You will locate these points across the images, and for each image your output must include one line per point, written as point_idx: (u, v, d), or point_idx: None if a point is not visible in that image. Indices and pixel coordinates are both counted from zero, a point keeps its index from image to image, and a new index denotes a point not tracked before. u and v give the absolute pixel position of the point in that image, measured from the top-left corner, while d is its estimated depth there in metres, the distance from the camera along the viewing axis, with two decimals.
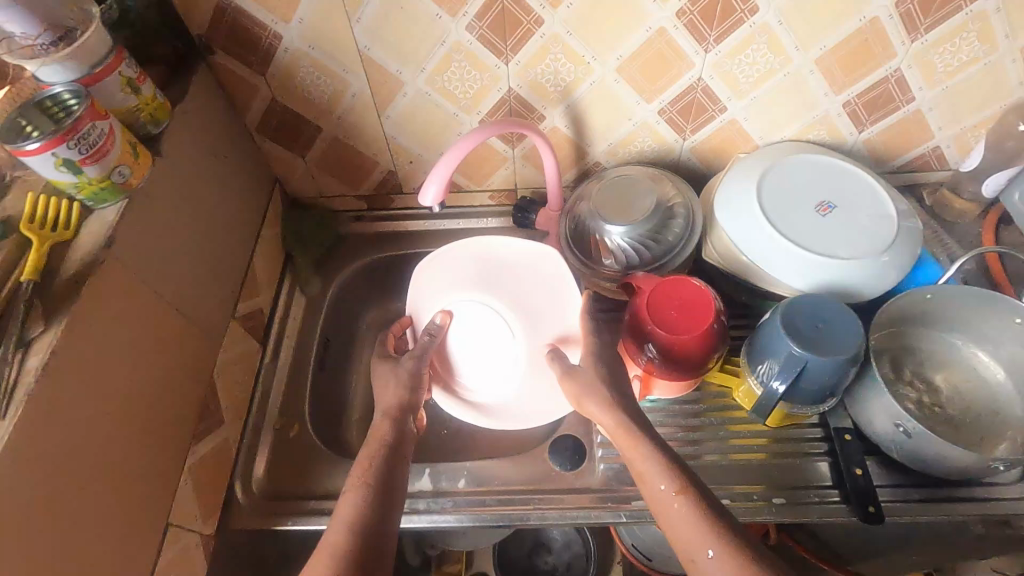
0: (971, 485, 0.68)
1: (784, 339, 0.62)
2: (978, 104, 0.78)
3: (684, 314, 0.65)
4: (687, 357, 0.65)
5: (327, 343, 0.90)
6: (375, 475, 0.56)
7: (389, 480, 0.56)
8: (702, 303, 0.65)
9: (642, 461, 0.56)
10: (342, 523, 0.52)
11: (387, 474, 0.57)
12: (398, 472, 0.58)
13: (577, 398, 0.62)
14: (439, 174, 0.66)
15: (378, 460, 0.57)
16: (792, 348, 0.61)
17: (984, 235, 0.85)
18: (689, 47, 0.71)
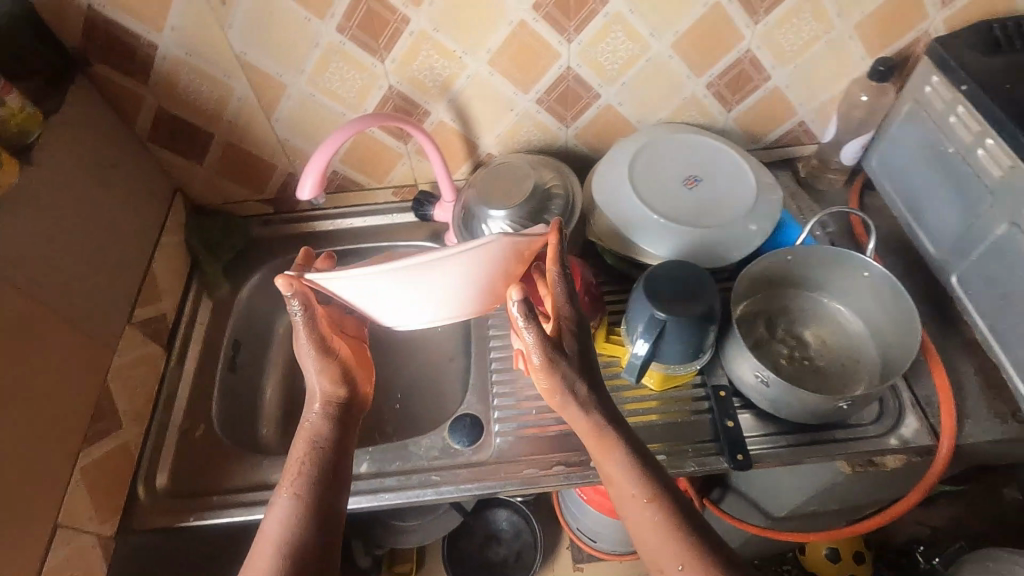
0: (835, 428, 0.73)
1: (651, 304, 0.67)
2: (828, 79, 0.84)
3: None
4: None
5: (238, 344, 0.91)
6: (322, 455, 0.57)
7: (336, 457, 0.58)
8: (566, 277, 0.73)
9: (612, 467, 0.56)
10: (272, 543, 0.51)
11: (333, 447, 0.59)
12: (343, 446, 0.59)
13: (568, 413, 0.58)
14: (314, 167, 0.68)
15: (328, 444, 0.58)
16: (654, 311, 0.66)
17: (850, 201, 0.91)
18: (552, 37, 0.76)
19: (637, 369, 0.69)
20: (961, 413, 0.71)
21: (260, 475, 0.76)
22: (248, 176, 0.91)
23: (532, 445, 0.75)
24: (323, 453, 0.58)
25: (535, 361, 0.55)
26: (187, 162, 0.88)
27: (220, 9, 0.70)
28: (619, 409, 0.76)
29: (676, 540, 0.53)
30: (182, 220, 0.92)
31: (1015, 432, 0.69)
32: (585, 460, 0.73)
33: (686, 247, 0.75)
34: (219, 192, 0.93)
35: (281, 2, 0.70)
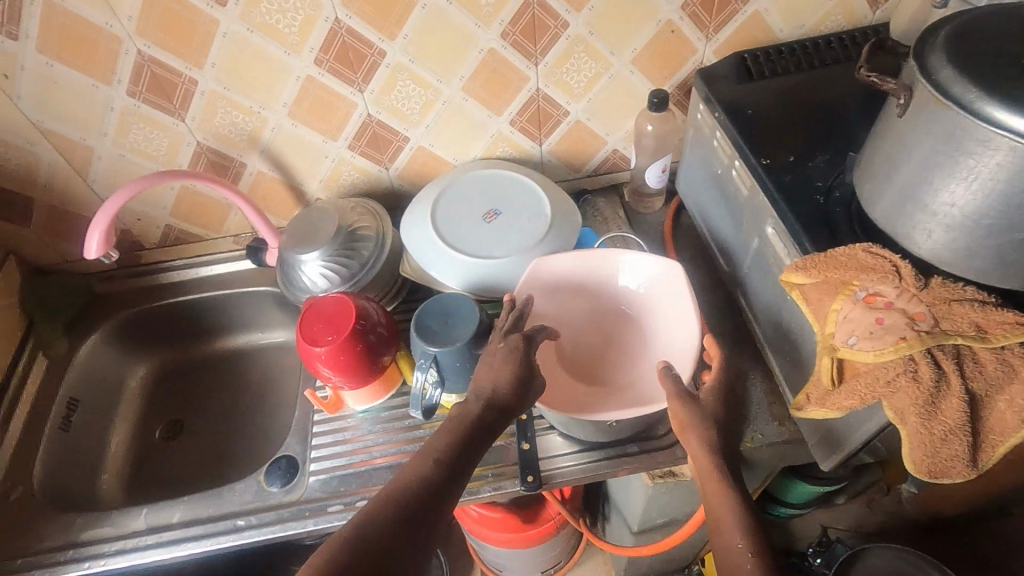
0: (628, 442, 0.76)
1: (419, 339, 0.69)
2: (623, 110, 0.90)
3: (335, 327, 0.71)
4: (357, 363, 0.72)
5: (75, 402, 0.92)
6: (454, 445, 0.59)
7: (474, 443, 0.60)
8: (348, 310, 0.72)
9: (722, 502, 0.58)
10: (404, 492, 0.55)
11: (470, 437, 0.59)
12: (481, 435, 0.60)
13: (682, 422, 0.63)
14: (98, 223, 0.70)
15: (472, 431, 0.60)
16: (426, 347, 0.69)
17: (665, 221, 0.96)
18: (343, 89, 0.80)
19: (425, 409, 0.71)
20: (744, 419, 0.74)
21: (74, 534, 0.76)
22: (79, 236, 0.93)
23: (340, 482, 0.76)
24: (466, 437, 0.59)
25: (693, 444, 0.63)
26: (12, 226, 0.89)
27: (4, 82, 0.73)
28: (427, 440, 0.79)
29: (743, 520, 0.56)
30: (16, 282, 0.93)
31: (791, 433, 0.72)
32: None
33: (478, 278, 0.78)
34: (55, 253, 0.95)
35: (64, 72, 0.73)
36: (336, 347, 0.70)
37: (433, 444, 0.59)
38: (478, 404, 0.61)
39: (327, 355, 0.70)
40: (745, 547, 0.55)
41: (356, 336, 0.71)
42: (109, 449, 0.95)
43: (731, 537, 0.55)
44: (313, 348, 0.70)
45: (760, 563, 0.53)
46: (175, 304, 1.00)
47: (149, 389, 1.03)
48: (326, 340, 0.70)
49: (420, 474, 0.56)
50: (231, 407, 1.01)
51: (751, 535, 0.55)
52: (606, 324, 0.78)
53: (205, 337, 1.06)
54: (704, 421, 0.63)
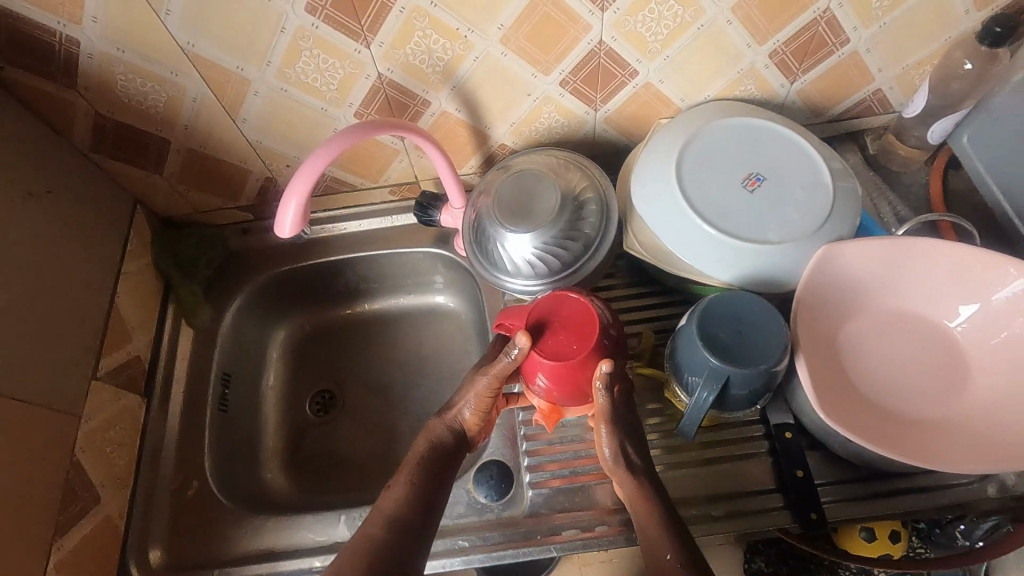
0: (918, 474, 0.63)
1: (706, 351, 0.55)
2: (920, 39, 0.68)
3: (566, 336, 0.54)
4: (587, 385, 0.55)
5: (228, 378, 0.81)
6: (423, 474, 0.51)
7: (438, 476, 0.52)
8: (586, 319, 0.55)
9: (653, 523, 0.51)
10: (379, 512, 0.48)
11: (438, 462, 0.53)
12: (458, 450, 0.55)
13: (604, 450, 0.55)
14: (297, 191, 0.54)
15: (428, 455, 0.53)
16: (711, 358, 0.55)
17: (931, 185, 0.77)
18: (581, 7, 0.59)
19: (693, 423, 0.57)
20: None
21: (267, 540, 0.68)
22: (218, 184, 0.77)
23: (570, 500, 0.66)
24: (435, 465, 0.52)
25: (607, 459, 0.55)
26: (142, 172, 0.73)
27: None
28: (666, 455, 0.66)
29: (670, 526, 0.50)
30: (148, 238, 0.78)
31: None
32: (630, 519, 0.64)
33: (747, 266, 0.62)
34: (187, 203, 0.79)
35: None
36: (567, 361, 0.53)
37: (398, 472, 0.52)
38: (442, 431, 0.55)
39: (553, 371, 0.53)
40: (675, 560, 0.47)
41: (594, 352, 0.54)
42: (264, 426, 0.85)
43: (659, 549, 0.49)
44: (534, 358, 0.54)
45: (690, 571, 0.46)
46: (321, 264, 0.86)
47: (292, 357, 0.91)
48: (554, 350, 0.53)
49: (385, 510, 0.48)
50: (386, 381, 0.90)
51: (681, 544, 0.48)
52: (906, 331, 0.61)
53: (349, 299, 0.93)
54: (614, 429, 0.54)
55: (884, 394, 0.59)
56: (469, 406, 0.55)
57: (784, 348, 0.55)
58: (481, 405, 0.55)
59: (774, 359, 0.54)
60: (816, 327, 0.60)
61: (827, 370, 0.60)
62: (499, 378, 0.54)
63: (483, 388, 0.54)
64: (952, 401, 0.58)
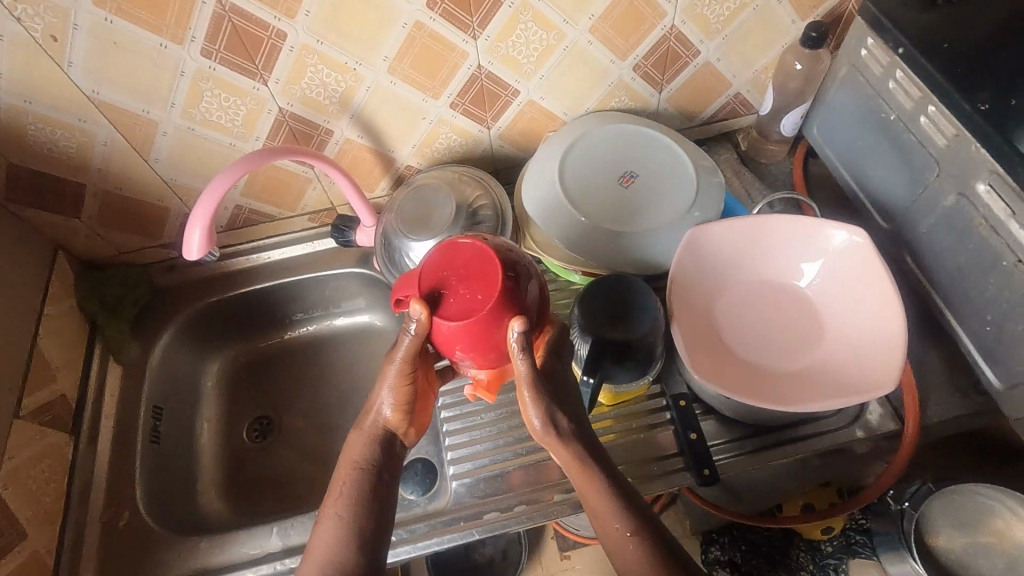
0: (797, 425, 0.71)
1: (589, 329, 0.61)
2: (760, 47, 0.78)
3: (463, 292, 0.46)
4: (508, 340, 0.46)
5: (159, 411, 0.83)
6: (358, 510, 0.47)
7: (375, 495, 0.48)
8: (484, 266, 0.46)
9: (598, 497, 0.52)
10: (317, 564, 0.44)
11: (370, 490, 0.47)
12: (388, 453, 0.49)
13: (535, 422, 0.49)
14: (199, 217, 0.59)
15: (356, 480, 0.48)
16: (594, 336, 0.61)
17: (794, 173, 0.87)
18: (455, 36, 0.67)
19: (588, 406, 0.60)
20: (922, 392, 0.69)
21: (200, 560, 0.69)
22: (137, 223, 0.80)
23: (489, 486, 0.70)
24: (367, 488, 0.48)
25: (539, 429, 0.50)
26: (60, 217, 0.76)
27: (52, 46, 0.58)
28: None
29: (618, 502, 0.52)
30: (71, 281, 0.81)
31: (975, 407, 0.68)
32: (545, 496, 0.69)
33: (626, 252, 0.70)
34: (109, 244, 0.82)
35: (126, 31, 0.59)
36: (474, 321, 0.45)
37: (328, 514, 0.46)
38: (364, 443, 0.49)
39: (462, 335, 0.45)
40: (625, 528, 0.51)
41: (502, 300, 0.45)
42: (200, 455, 0.87)
43: (608, 521, 0.51)
44: (438, 329, 0.46)
45: (639, 540, 0.51)
46: (248, 293, 0.90)
47: (226, 387, 0.93)
48: (456, 310, 0.45)
49: (329, 567, 0.44)
50: (322, 400, 0.93)
51: (626, 514, 0.51)
52: (768, 296, 0.68)
53: (280, 325, 0.96)
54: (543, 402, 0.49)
55: (755, 354, 0.66)
56: (388, 403, 0.49)
57: (654, 317, 0.63)
58: (402, 400, 0.49)
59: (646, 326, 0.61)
60: (688, 297, 0.67)
61: (702, 336, 0.66)
62: (407, 363, 0.46)
63: (395, 377, 0.48)
64: (812, 352, 0.65)
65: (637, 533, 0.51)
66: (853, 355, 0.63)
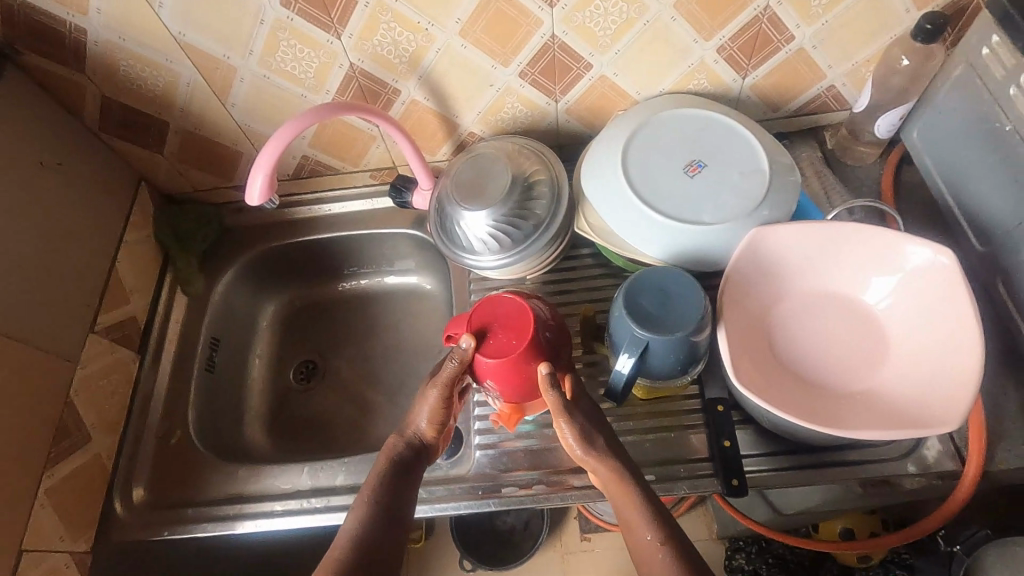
0: (842, 449, 0.66)
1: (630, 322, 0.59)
2: (864, 37, 0.71)
3: (505, 337, 0.58)
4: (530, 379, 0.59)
5: (217, 342, 0.88)
6: (383, 488, 0.53)
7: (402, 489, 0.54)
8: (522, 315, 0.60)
9: (632, 511, 0.54)
10: (345, 531, 0.50)
11: (398, 479, 0.55)
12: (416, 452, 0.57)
13: (571, 441, 0.56)
14: (262, 164, 0.61)
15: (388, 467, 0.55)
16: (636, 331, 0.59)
17: (883, 179, 0.79)
18: (531, 2, 0.65)
19: (622, 387, 0.62)
20: (993, 435, 0.63)
21: (237, 486, 0.74)
22: (212, 164, 0.84)
23: (512, 461, 0.71)
24: (398, 481, 0.55)
25: (576, 450, 0.56)
26: (145, 151, 0.81)
27: None
28: None
29: (650, 514, 0.54)
30: (150, 212, 0.87)
31: None
32: (565, 479, 0.69)
33: (681, 246, 0.67)
34: (186, 181, 0.87)
35: None
36: (509, 365, 0.57)
37: (361, 493, 0.53)
38: (401, 442, 0.57)
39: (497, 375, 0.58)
40: (655, 538, 0.53)
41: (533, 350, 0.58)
42: (249, 389, 0.92)
43: (639, 533, 0.53)
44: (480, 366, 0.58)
45: (671, 551, 0.52)
46: (307, 242, 0.93)
47: (279, 328, 0.98)
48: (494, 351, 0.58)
49: (351, 532, 0.50)
50: (365, 353, 0.96)
51: (659, 526, 0.53)
52: (832, 309, 0.64)
53: (334, 276, 0.99)
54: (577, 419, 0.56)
55: (807, 368, 0.62)
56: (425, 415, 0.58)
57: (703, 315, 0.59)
58: (435, 418, 0.57)
59: (692, 325, 0.58)
60: (742, 300, 0.63)
61: (751, 342, 0.63)
62: (446, 383, 0.56)
63: (435, 400, 0.56)
64: (871, 375, 0.60)
65: (669, 543, 0.52)
66: (917, 386, 0.58)
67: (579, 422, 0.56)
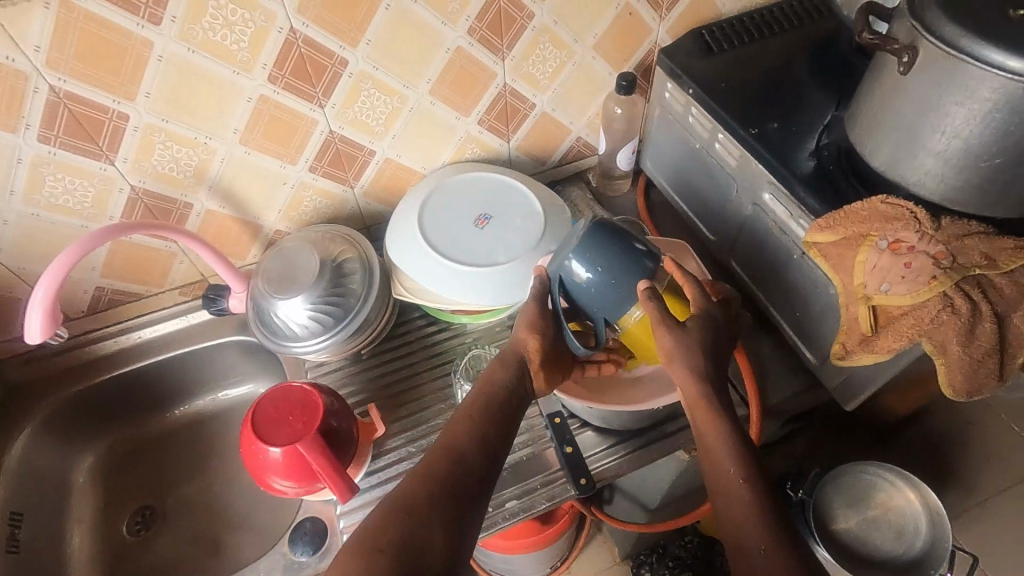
0: (660, 425, 0.77)
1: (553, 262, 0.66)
2: (588, 98, 0.89)
3: (293, 423, 0.62)
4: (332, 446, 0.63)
5: (19, 517, 0.76)
6: (465, 448, 0.55)
7: (484, 438, 0.56)
8: (308, 403, 0.63)
9: (715, 437, 0.57)
10: (408, 492, 0.51)
11: (493, 420, 0.57)
12: (487, 439, 0.56)
13: (668, 358, 0.58)
14: (36, 301, 0.59)
15: (461, 477, 0.53)
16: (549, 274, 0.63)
17: (638, 201, 0.97)
18: (301, 106, 0.72)
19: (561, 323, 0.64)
20: (762, 378, 0.78)
21: None
22: None
23: None
24: (483, 427, 0.57)
25: (677, 367, 0.58)
26: None
27: None
28: None
29: (732, 449, 0.56)
30: None
31: (805, 384, 0.77)
32: None
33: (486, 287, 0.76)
34: None
35: None
36: (297, 449, 0.60)
37: (453, 437, 0.56)
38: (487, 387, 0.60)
39: (287, 460, 0.60)
40: (735, 473, 0.54)
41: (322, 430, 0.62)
42: (72, 560, 0.80)
43: (721, 462, 0.55)
44: (277, 456, 0.60)
45: (749, 485, 0.54)
46: (120, 377, 0.86)
47: (104, 480, 0.88)
48: (285, 439, 0.60)
49: (422, 486, 0.52)
50: (211, 478, 0.90)
51: (743, 458, 0.55)
52: None
53: (160, 407, 0.93)
54: (675, 338, 0.58)
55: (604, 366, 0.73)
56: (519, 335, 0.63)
57: (594, 239, 0.60)
58: (533, 321, 0.63)
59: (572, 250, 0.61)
60: None
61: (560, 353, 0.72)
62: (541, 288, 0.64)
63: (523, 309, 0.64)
64: None
65: (750, 477, 0.54)
66: None
67: (687, 341, 0.58)
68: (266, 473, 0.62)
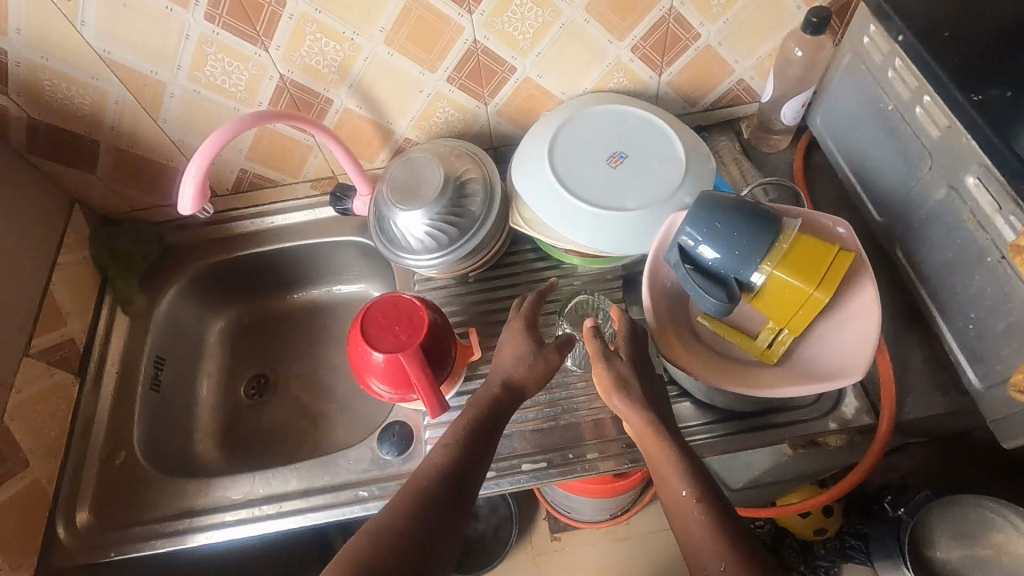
0: (768, 412, 0.71)
1: None
2: (763, 34, 0.77)
3: (399, 332, 0.63)
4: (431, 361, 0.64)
5: (161, 361, 0.87)
6: (458, 450, 0.54)
7: (481, 441, 0.56)
8: (413, 317, 0.64)
9: (664, 461, 0.56)
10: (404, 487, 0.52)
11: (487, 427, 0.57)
12: (482, 441, 0.56)
13: (605, 388, 0.61)
14: (190, 174, 0.62)
15: (457, 472, 0.53)
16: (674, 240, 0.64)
17: (795, 162, 0.85)
18: (449, 9, 0.68)
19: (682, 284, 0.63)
20: (902, 388, 0.68)
21: (186, 499, 0.74)
22: (148, 182, 0.84)
23: None
24: (478, 428, 0.57)
25: (615, 402, 0.60)
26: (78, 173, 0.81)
27: (66, 5, 0.62)
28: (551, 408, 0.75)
29: (685, 471, 0.54)
30: (85, 232, 0.85)
31: (955, 406, 0.67)
32: (514, 465, 0.72)
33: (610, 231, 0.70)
34: (124, 201, 0.87)
35: None
36: (399, 358, 0.62)
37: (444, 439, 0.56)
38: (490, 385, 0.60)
39: (388, 365, 0.63)
40: (689, 494, 0.53)
41: (424, 345, 0.63)
42: (198, 406, 0.92)
43: (675, 486, 0.54)
44: (378, 360, 0.63)
45: (704, 509, 0.52)
46: (252, 256, 0.93)
47: (229, 344, 0.98)
48: (390, 346, 0.62)
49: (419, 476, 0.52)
50: (316, 361, 0.97)
51: (696, 482, 0.53)
52: None
53: (282, 289, 1.00)
54: (609, 371, 0.60)
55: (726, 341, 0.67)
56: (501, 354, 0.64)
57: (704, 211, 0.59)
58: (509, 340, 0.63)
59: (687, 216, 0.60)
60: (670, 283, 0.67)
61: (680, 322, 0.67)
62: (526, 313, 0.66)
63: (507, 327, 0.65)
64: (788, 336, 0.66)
65: (705, 501, 0.52)
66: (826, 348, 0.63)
67: (609, 375, 0.60)
68: (366, 373, 0.65)
